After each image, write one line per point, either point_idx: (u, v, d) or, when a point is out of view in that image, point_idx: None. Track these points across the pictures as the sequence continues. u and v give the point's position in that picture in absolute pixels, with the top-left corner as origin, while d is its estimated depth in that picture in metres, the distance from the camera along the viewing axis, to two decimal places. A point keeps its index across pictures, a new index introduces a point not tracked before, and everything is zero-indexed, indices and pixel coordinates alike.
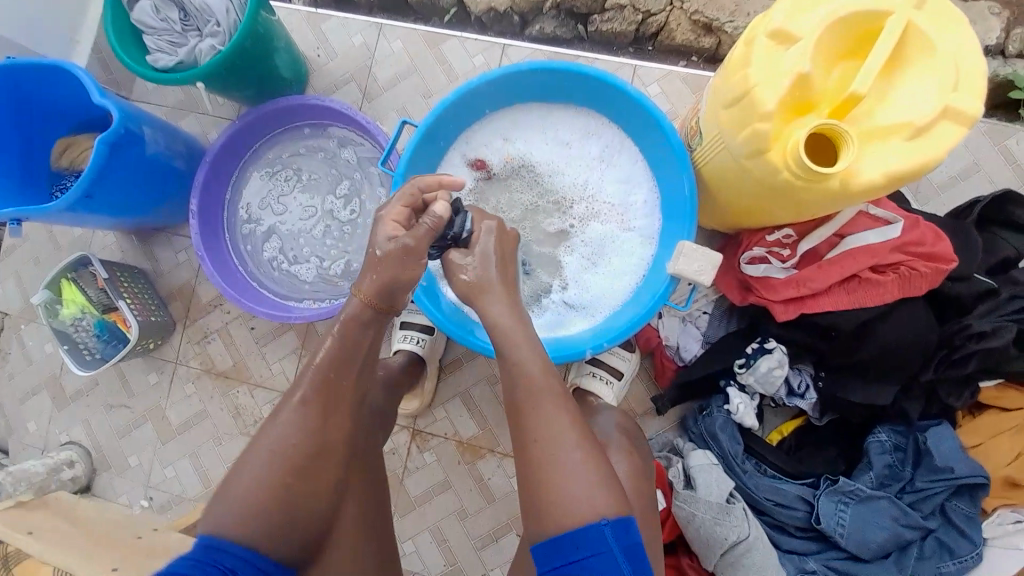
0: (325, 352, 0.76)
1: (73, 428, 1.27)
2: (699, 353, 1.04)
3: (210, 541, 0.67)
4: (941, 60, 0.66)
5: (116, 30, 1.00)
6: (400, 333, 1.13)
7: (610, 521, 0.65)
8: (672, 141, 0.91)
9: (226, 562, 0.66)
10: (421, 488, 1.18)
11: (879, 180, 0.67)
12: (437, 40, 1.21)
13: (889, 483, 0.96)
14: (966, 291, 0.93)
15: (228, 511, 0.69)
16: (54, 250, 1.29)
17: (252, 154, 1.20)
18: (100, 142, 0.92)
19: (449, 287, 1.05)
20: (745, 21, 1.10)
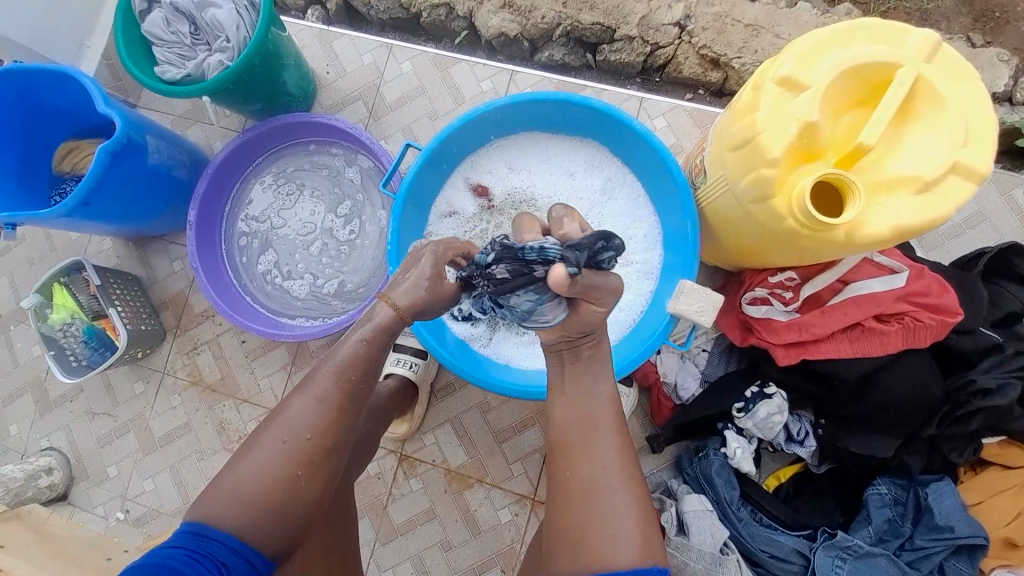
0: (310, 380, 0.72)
1: (54, 435, 1.24)
2: (698, 393, 1.03)
3: (204, 528, 0.63)
4: (949, 115, 0.65)
5: (127, 44, 1.01)
6: (393, 356, 1.12)
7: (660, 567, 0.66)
8: (675, 177, 0.91)
9: (217, 555, 0.61)
10: (405, 515, 1.14)
11: (886, 233, 0.66)
12: (446, 63, 1.22)
13: (887, 539, 0.93)
14: (970, 345, 0.91)
15: (223, 501, 0.65)
16: (49, 252, 1.28)
17: (255, 168, 1.19)
18: (101, 150, 0.91)
19: (460, 321, 1.02)
20: (753, 58, 1.11)
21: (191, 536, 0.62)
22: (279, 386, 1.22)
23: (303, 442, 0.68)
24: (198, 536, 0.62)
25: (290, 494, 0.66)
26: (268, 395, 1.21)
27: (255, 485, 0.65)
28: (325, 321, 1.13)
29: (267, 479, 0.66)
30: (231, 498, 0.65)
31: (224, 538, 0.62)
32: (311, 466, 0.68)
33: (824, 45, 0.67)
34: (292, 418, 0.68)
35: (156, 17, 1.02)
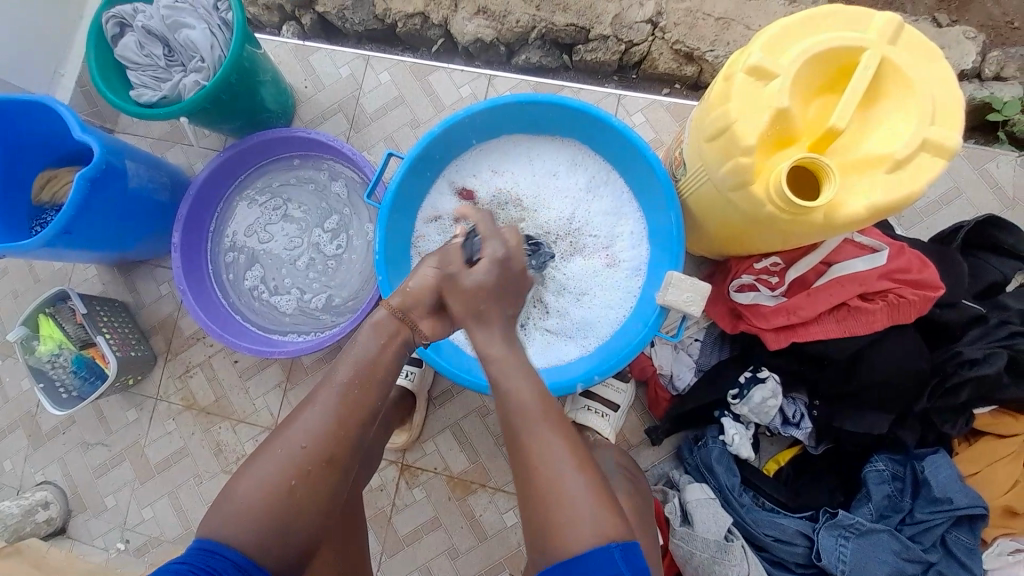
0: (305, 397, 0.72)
1: (48, 468, 1.22)
2: (693, 382, 1.04)
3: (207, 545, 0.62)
4: (917, 95, 0.67)
5: (100, 69, 1.00)
6: None
7: (620, 545, 0.61)
8: (656, 170, 0.92)
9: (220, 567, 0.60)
10: (410, 526, 1.14)
11: (862, 213, 0.67)
12: (424, 71, 1.23)
13: (888, 515, 0.94)
14: (954, 317, 0.93)
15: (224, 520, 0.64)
16: (33, 283, 1.26)
17: (238, 187, 1.19)
18: (80, 177, 0.90)
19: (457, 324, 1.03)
20: (725, 50, 1.13)
21: (202, 552, 0.62)
22: (275, 404, 1.21)
23: (304, 451, 0.67)
24: (208, 552, 0.61)
25: (295, 503, 0.66)
26: (265, 414, 1.20)
27: (260, 496, 0.65)
28: (317, 335, 1.13)
29: (270, 492, 0.65)
30: (237, 509, 0.64)
31: (231, 554, 0.62)
32: (312, 475, 0.67)
33: (790, 33, 0.69)
34: (293, 432, 0.68)
35: (129, 40, 1.02)
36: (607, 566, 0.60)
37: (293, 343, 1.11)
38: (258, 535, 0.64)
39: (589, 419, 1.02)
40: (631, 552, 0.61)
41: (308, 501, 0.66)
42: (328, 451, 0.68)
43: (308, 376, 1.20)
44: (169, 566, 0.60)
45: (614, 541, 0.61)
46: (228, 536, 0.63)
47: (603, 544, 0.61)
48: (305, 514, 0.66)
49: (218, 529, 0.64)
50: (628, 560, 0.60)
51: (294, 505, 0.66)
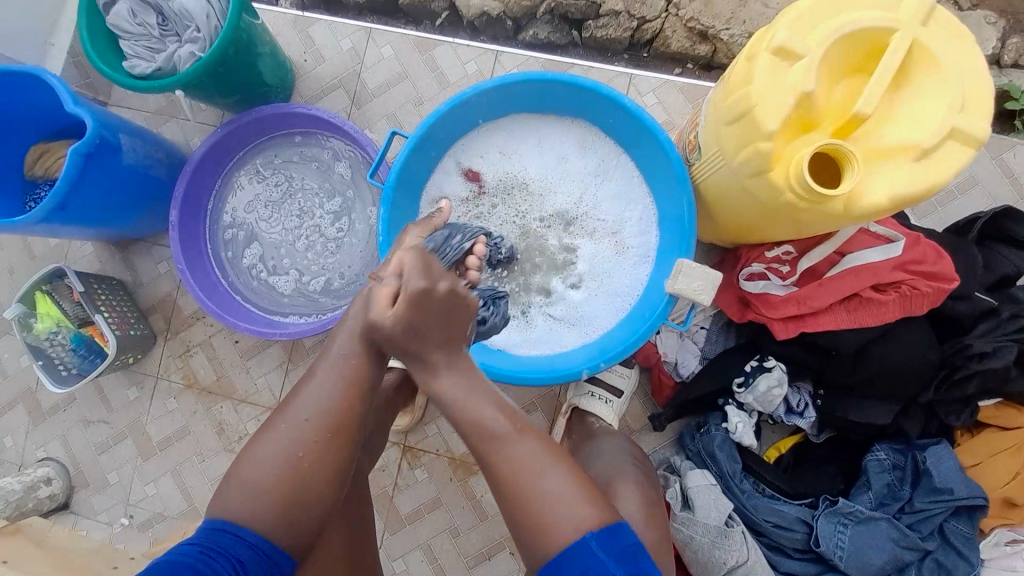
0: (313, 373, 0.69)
1: (50, 444, 1.22)
2: (698, 370, 1.04)
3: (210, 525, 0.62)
4: (947, 80, 0.64)
5: (92, 37, 0.95)
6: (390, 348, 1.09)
7: (595, 532, 0.62)
8: (668, 154, 0.89)
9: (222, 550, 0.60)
10: (412, 506, 1.15)
11: (883, 203, 0.66)
12: (428, 45, 1.18)
13: (887, 503, 0.96)
14: (965, 309, 0.92)
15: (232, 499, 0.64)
16: (29, 259, 1.24)
17: (236, 164, 1.16)
18: (73, 152, 0.87)
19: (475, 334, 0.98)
20: (741, 29, 1.08)
21: (212, 531, 0.62)
22: (276, 384, 1.20)
23: (312, 428, 0.66)
24: (218, 531, 0.62)
25: (306, 479, 0.65)
26: (266, 394, 1.20)
27: (266, 476, 0.64)
28: (319, 317, 1.11)
29: (278, 472, 0.64)
30: (248, 489, 0.64)
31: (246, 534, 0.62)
32: (323, 451, 0.65)
33: (818, 12, 0.66)
34: (296, 408, 0.67)
35: (122, 8, 0.97)
36: (587, 557, 0.60)
37: (294, 324, 1.09)
38: (269, 513, 0.63)
39: (593, 405, 1.03)
40: (608, 536, 0.62)
41: (320, 476, 0.65)
42: (340, 428, 0.66)
43: (310, 357, 1.19)
44: (180, 546, 0.61)
45: (590, 531, 0.62)
46: (240, 516, 0.63)
47: (580, 537, 0.61)
48: (317, 488, 0.65)
49: (230, 508, 0.64)
50: (606, 547, 0.61)
51: (302, 481, 0.64)
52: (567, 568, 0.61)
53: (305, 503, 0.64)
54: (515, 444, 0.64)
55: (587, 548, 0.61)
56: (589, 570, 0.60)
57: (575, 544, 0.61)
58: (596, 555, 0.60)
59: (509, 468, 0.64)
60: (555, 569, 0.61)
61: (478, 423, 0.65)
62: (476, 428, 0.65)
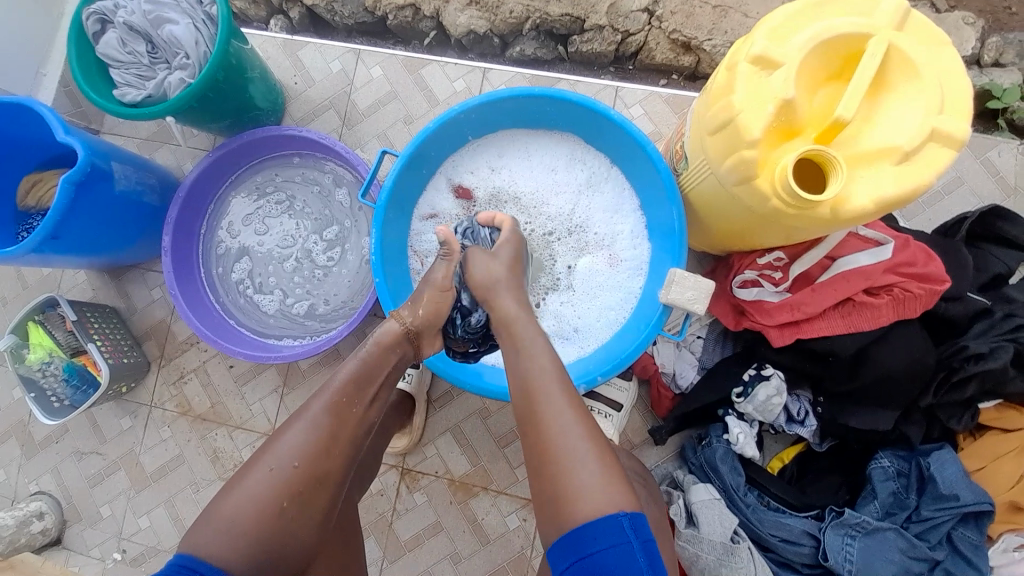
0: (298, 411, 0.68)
1: (43, 477, 1.20)
2: (696, 381, 1.02)
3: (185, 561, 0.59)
4: (927, 82, 0.64)
5: (81, 67, 0.97)
6: None
7: (628, 513, 0.59)
8: (655, 164, 0.89)
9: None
10: (411, 530, 1.12)
11: (870, 208, 0.65)
12: (416, 65, 1.19)
13: (894, 512, 0.93)
14: (961, 311, 0.91)
15: (215, 533, 0.61)
16: (22, 290, 1.23)
17: (227, 190, 1.16)
18: (65, 181, 0.87)
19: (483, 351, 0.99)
20: (724, 39, 1.09)
21: (180, 570, 0.58)
22: (271, 409, 1.19)
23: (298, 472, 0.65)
24: (188, 572, 0.58)
25: (290, 521, 0.64)
26: (261, 419, 1.18)
27: (248, 516, 0.62)
28: (313, 339, 1.10)
29: (258, 509, 0.63)
30: (236, 524, 0.62)
31: (215, 572, 0.59)
32: (309, 492, 0.66)
33: (795, 19, 0.66)
34: (273, 435, 0.67)
35: (110, 37, 0.99)
36: (614, 535, 0.58)
37: (286, 348, 1.08)
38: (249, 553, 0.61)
39: None
40: (641, 521, 0.59)
41: (303, 516, 0.65)
42: (329, 469, 0.67)
43: (304, 380, 1.18)
44: None
45: (624, 509, 0.59)
46: (213, 553, 0.60)
47: (611, 513, 0.58)
48: (302, 528, 0.65)
49: (209, 542, 0.61)
50: (636, 530, 0.58)
51: (287, 516, 0.64)
52: (592, 540, 0.58)
53: (284, 542, 0.64)
54: None
55: (618, 525, 0.58)
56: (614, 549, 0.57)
57: (606, 519, 0.58)
58: (624, 534, 0.57)
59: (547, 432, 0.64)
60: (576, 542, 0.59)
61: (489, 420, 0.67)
62: None
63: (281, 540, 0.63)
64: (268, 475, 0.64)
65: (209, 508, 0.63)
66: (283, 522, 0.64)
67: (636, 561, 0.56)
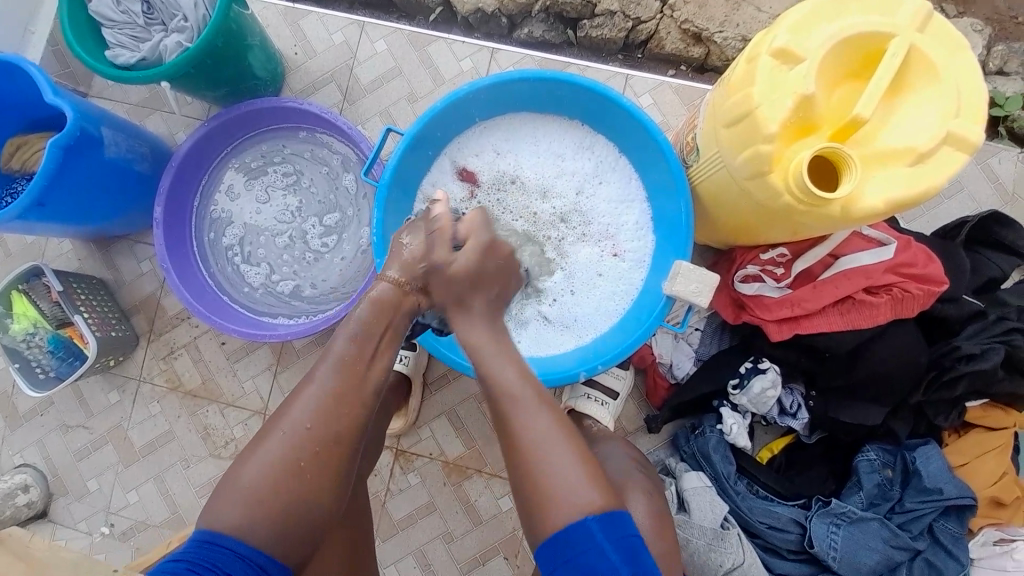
0: (310, 389, 0.68)
1: (27, 450, 1.18)
2: (693, 372, 1.04)
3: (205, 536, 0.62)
4: (944, 83, 0.65)
5: (71, 23, 0.92)
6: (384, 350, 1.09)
7: (596, 515, 0.63)
8: (666, 155, 0.89)
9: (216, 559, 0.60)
10: (405, 511, 1.13)
11: (880, 207, 0.66)
12: (422, 42, 1.16)
13: (878, 503, 0.96)
14: (954, 313, 0.93)
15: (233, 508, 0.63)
16: (5, 258, 1.19)
17: (223, 162, 1.13)
18: (52, 145, 0.83)
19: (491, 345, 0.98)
20: (735, 32, 1.09)
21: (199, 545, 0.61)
22: (264, 388, 1.17)
23: (308, 444, 0.65)
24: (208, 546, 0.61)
25: (301, 499, 0.64)
26: (254, 398, 1.17)
27: (259, 495, 0.63)
28: (310, 318, 1.09)
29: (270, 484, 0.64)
30: (246, 503, 0.63)
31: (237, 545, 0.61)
32: (315, 473, 0.65)
33: (818, 14, 0.66)
34: (294, 420, 0.66)
35: None
36: (586, 539, 0.62)
37: (282, 326, 1.07)
38: (263, 527, 0.62)
39: (588, 407, 1.02)
40: (609, 522, 0.63)
41: (317, 499, 0.65)
42: (336, 441, 0.66)
43: (299, 359, 1.17)
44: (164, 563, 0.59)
45: (591, 513, 0.62)
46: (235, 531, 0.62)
47: (579, 519, 0.62)
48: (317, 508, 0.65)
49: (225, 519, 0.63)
50: (608, 531, 0.62)
51: (295, 489, 0.64)
52: (566, 547, 0.62)
53: (302, 518, 0.64)
54: (525, 433, 0.66)
55: (587, 529, 0.62)
56: (587, 553, 0.61)
57: (576, 526, 0.62)
58: (596, 538, 0.61)
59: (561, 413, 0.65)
60: (561, 547, 0.62)
61: (501, 387, 0.69)
62: (507, 395, 0.68)
63: (287, 522, 0.63)
64: (280, 453, 0.65)
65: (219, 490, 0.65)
66: (291, 502, 0.63)
67: (609, 560, 0.60)
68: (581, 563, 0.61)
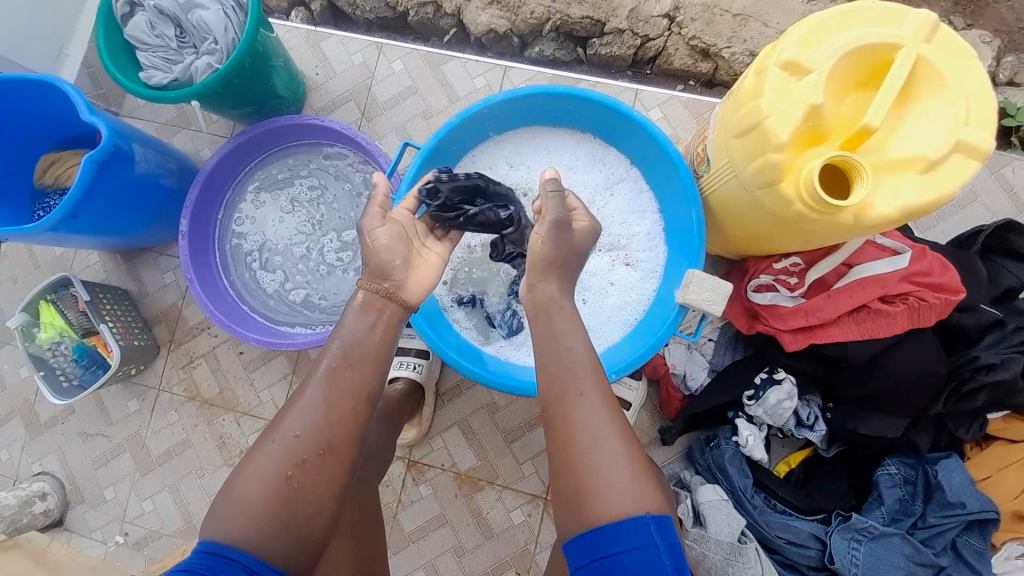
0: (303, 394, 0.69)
1: (46, 458, 1.20)
2: (707, 382, 1.03)
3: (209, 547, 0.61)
4: (953, 92, 0.66)
5: (110, 48, 0.98)
6: (395, 359, 1.10)
7: (654, 515, 0.62)
8: (677, 167, 0.90)
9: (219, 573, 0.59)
10: (416, 522, 1.13)
11: (893, 215, 0.66)
12: (437, 61, 1.20)
13: (900, 518, 0.94)
14: (972, 322, 0.92)
15: (233, 518, 0.63)
16: (35, 269, 1.24)
17: (246, 176, 1.17)
18: (88, 160, 0.88)
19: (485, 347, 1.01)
20: (742, 48, 1.11)
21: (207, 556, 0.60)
22: (280, 397, 1.19)
23: (299, 441, 0.66)
24: (216, 557, 0.60)
25: (302, 497, 0.65)
26: (269, 406, 1.19)
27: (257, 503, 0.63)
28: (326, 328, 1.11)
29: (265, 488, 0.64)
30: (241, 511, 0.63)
31: (242, 557, 0.61)
32: (310, 468, 0.65)
33: (824, 27, 0.68)
34: (287, 422, 0.67)
35: (140, 21, 1.00)
36: (642, 536, 0.60)
37: (300, 334, 1.09)
38: (260, 532, 0.62)
39: None
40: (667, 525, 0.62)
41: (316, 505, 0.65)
42: (331, 448, 0.67)
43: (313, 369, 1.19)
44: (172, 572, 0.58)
45: (649, 511, 0.62)
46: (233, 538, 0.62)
47: (637, 514, 0.61)
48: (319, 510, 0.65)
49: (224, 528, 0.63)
50: (662, 533, 0.61)
51: (294, 495, 0.64)
52: (614, 540, 0.61)
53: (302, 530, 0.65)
54: None
55: (644, 527, 0.61)
56: (644, 549, 0.59)
57: (632, 520, 0.61)
58: (651, 536, 0.60)
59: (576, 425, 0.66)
60: (599, 539, 0.61)
61: None
62: None
63: (292, 525, 0.64)
64: (273, 456, 0.66)
65: (223, 496, 0.65)
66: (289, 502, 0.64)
67: (661, 564, 0.59)
68: (627, 560, 0.59)
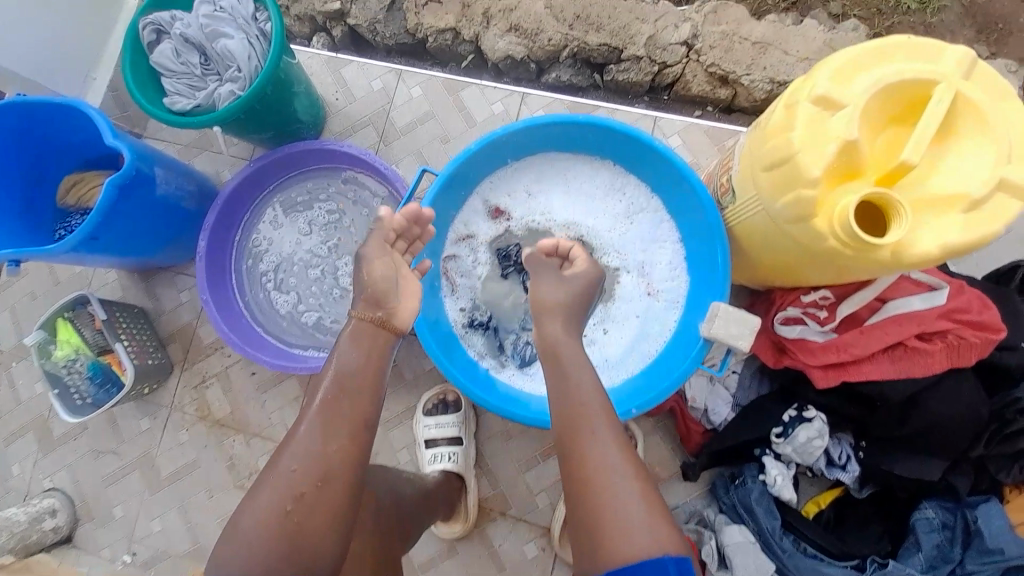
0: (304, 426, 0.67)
1: (56, 474, 1.19)
2: (731, 418, 1.00)
3: None
4: (995, 129, 0.64)
5: (134, 74, 1.01)
6: (431, 414, 1.09)
7: (675, 557, 0.57)
8: (700, 196, 0.89)
9: None
10: (426, 553, 1.09)
11: (933, 253, 0.64)
12: (456, 86, 1.21)
13: (937, 565, 0.89)
14: (1012, 359, 0.88)
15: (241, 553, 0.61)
16: (54, 285, 1.25)
17: (265, 199, 1.18)
18: (110, 184, 0.89)
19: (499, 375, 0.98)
20: (762, 75, 1.11)
21: None
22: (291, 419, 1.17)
23: (296, 474, 0.64)
24: None
25: (306, 531, 0.62)
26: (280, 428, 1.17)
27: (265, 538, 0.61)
28: None
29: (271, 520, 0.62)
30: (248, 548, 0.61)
31: None
32: (311, 501, 0.63)
33: (857, 62, 0.66)
34: (285, 456, 0.66)
35: (166, 48, 1.02)
36: None
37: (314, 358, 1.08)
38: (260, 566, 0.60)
39: None
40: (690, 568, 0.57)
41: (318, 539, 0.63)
42: (330, 476, 0.65)
43: None
44: None
45: (670, 554, 0.57)
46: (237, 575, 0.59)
47: (655, 556, 0.57)
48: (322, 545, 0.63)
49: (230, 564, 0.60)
50: None
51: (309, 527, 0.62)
52: None
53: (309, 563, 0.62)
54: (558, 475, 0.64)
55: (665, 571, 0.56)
56: None
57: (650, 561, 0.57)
58: None
59: (598, 464, 0.63)
60: None
61: None
62: None
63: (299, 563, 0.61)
64: (276, 488, 0.64)
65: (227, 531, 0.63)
66: (293, 535, 0.62)
67: None
68: None
